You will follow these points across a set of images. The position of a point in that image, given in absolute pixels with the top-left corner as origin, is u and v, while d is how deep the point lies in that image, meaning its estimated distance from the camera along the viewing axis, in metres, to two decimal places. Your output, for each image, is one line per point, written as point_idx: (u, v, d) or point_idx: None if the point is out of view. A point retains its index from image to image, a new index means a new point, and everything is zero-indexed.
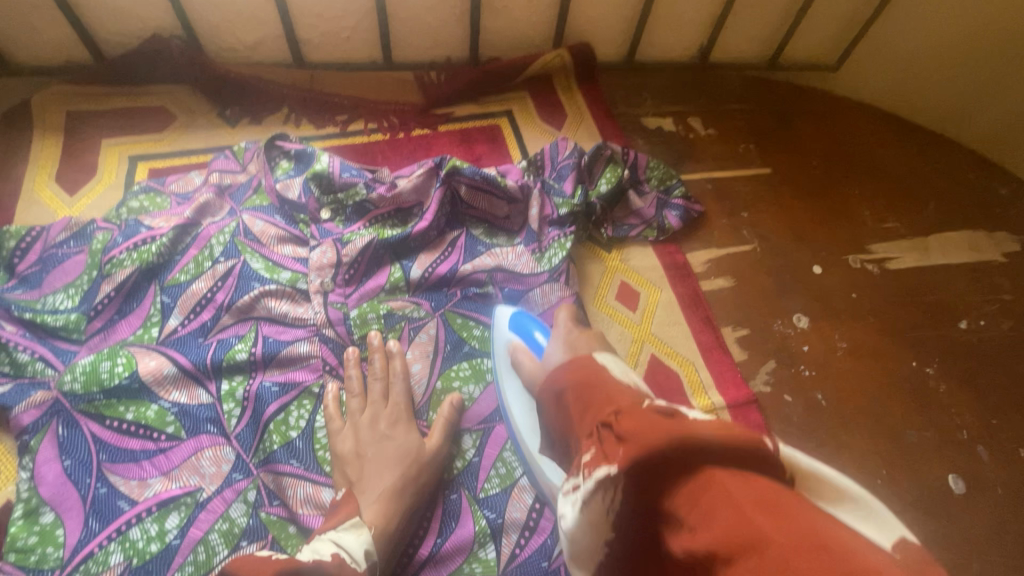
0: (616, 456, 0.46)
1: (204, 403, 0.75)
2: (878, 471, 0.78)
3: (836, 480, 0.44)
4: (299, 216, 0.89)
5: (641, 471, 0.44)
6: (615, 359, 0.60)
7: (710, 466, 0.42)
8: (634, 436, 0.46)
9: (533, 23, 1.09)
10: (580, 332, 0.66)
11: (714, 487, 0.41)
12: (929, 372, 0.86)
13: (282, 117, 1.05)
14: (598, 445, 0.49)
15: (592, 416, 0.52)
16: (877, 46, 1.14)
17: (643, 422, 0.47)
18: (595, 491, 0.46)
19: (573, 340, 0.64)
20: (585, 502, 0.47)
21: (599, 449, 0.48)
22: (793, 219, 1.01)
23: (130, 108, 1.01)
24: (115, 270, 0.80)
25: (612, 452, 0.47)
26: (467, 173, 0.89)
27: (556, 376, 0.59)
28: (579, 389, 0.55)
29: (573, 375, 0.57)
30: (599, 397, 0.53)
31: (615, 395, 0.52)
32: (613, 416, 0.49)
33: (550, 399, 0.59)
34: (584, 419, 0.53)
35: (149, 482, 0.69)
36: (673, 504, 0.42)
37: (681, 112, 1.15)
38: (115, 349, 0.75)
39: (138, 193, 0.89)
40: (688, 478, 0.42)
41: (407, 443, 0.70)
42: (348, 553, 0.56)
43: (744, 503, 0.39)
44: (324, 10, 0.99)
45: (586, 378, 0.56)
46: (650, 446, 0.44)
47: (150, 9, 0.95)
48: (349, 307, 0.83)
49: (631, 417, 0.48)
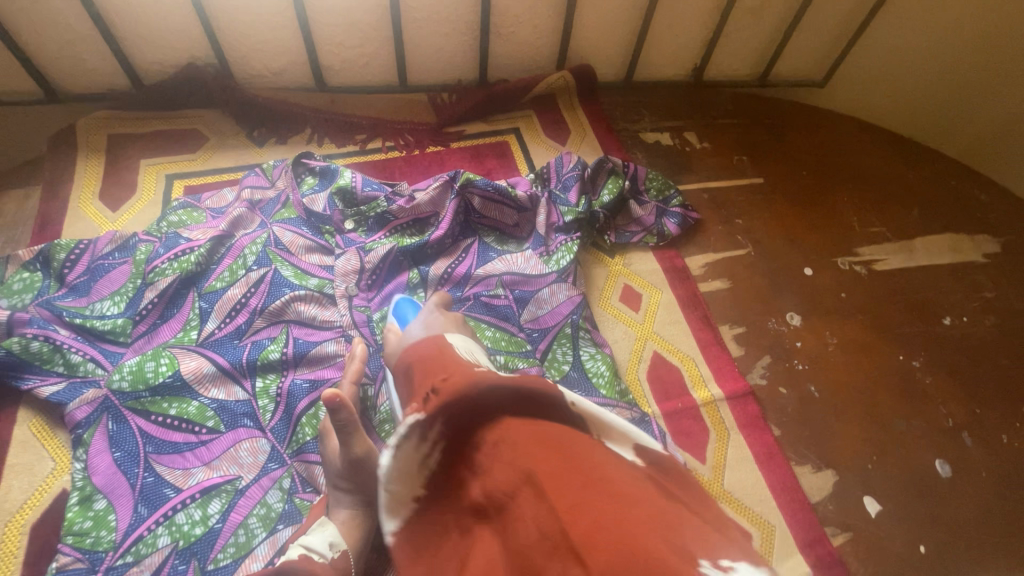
0: (429, 406, 0.46)
1: (241, 399, 0.81)
2: (869, 457, 0.83)
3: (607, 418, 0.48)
4: (324, 227, 0.96)
5: (455, 414, 0.45)
6: (462, 339, 0.64)
7: (507, 417, 0.44)
8: (445, 392, 0.47)
9: (538, 47, 1.17)
10: (442, 315, 0.71)
11: (506, 434, 0.43)
12: (916, 364, 0.92)
13: (305, 137, 1.13)
14: (421, 400, 0.48)
15: (426, 381, 0.52)
16: (859, 63, 1.22)
17: (462, 384, 0.47)
18: (411, 444, 0.46)
19: (432, 321, 0.68)
20: (396, 451, 0.46)
21: (421, 407, 0.47)
22: (785, 225, 1.08)
23: (166, 130, 1.09)
24: (158, 278, 0.87)
25: (424, 402, 0.47)
26: (479, 185, 0.96)
27: (412, 348, 0.60)
28: (422, 359, 0.56)
29: (420, 353, 0.58)
30: (434, 366, 0.54)
31: (450, 365, 0.52)
32: (440, 381, 0.49)
33: (401, 374, 0.59)
34: (419, 386, 0.53)
35: (192, 471, 0.75)
36: (480, 455, 0.43)
37: (678, 127, 1.22)
38: (159, 350, 0.82)
39: (177, 208, 0.96)
40: (497, 437, 0.43)
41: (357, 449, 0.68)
42: (314, 551, 0.62)
43: (531, 448, 0.41)
44: (346, 38, 1.08)
45: (428, 352, 0.57)
46: (458, 398, 0.46)
47: (187, 39, 1.04)
48: (371, 310, 0.90)
49: (452, 379, 0.48)
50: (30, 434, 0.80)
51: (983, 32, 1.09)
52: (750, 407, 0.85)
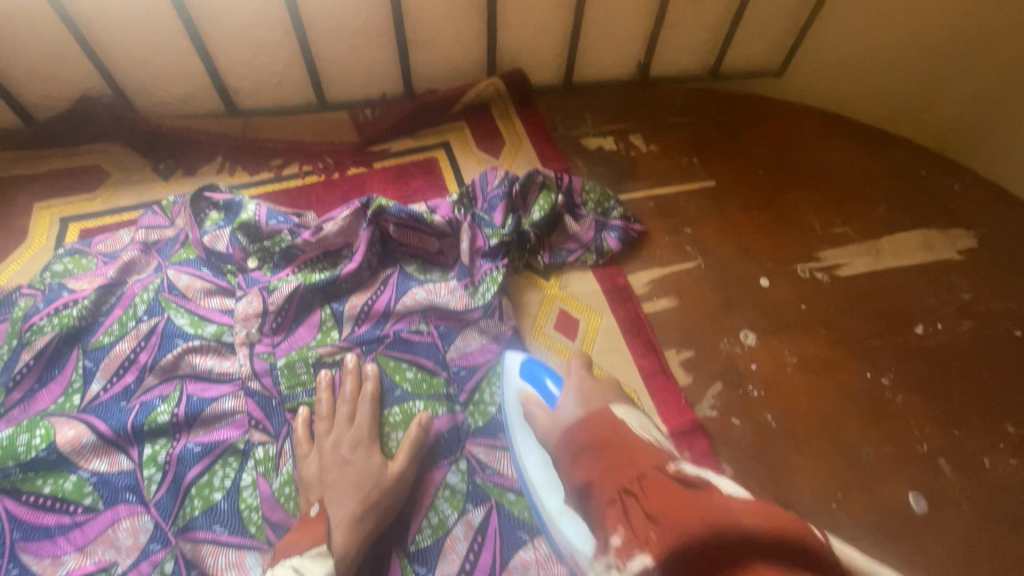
0: (653, 543, 0.49)
1: (125, 469, 0.72)
2: (833, 494, 0.74)
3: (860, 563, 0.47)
4: (226, 267, 0.88)
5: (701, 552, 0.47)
6: (627, 411, 0.67)
7: (755, 561, 0.45)
8: (666, 518, 0.50)
9: (465, 53, 1.08)
10: (592, 381, 0.72)
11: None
12: (885, 382, 0.83)
13: (216, 167, 1.04)
14: (625, 520, 0.53)
15: (614, 481, 0.56)
16: (818, 48, 1.13)
17: (673, 500, 0.52)
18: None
19: (588, 396, 0.69)
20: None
21: (627, 528, 0.52)
22: (737, 231, 0.99)
23: (63, 169, 1.01)
24: (35, 337, 0.78)
25: (645, 535, 0.50)
26: (392, 212, 0.87)
27: (574, 436, 0.64)
28: (601, 445, 0.61)
29: (593, 435, 0.63)
30: (621, 458, 0.58)
31: (638, 459, 0.57)
32: (635, 483, 0.55)
33: (568, 456, 0.63)
34: (607, 481, 0.57)
35: (63, 559, 0.67)
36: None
37: (622, 130, 1.13)
38: (35, 421, 0.73)
39: (63, 256, 0.87)
40: None
41: (373, 466, 0.69)
42: None
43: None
44: (250, 57, 0.99)
45: (604, 436, 0.62)
46: (687, 533, 0.48)
47: (74, 69, 0.95)
48: (276, 357, 0.81)
49: (652, 487, 0.54)
50: None
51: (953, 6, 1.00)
52: (698, 444, 0.76)
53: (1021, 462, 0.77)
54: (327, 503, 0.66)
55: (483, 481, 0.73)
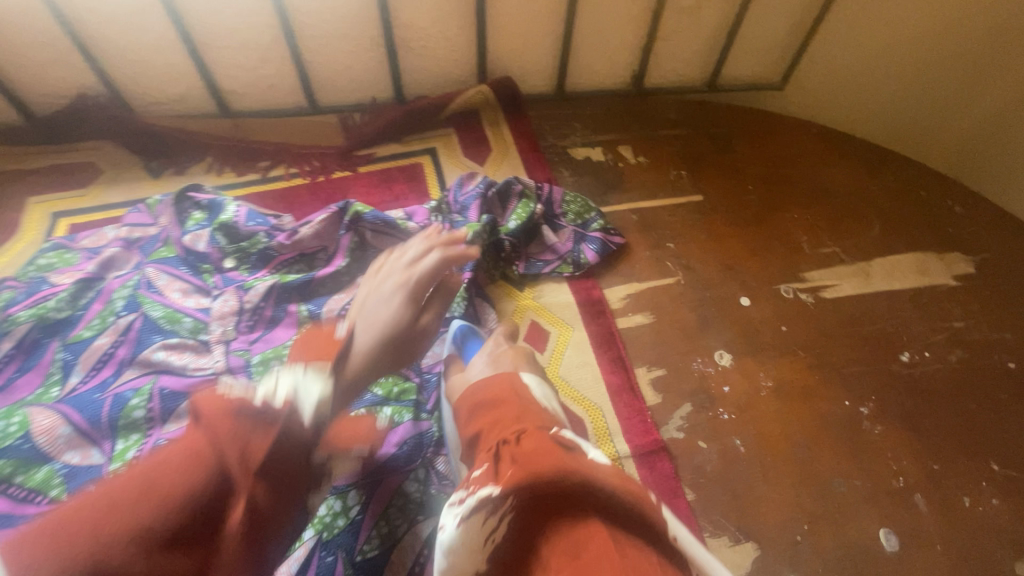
0: (504, 476, 0.44)
1: (95, 463, 0.73)
2: (799, 527, 0.71)
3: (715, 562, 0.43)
4: (203, 266, 0.89)
5: (533, 498, 0.41)
6: (538, 379, 0.60)
7: (595, 519, 0.38)
8: (525, 462, 0.44)
9: (454, 60, 1.08)
10: (510, 350, 0.65)
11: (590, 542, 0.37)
12: (863, 412, 0.79)
13: (205, 167, 1.06)
14: (492, 463, 0.47)
15: (496, 433, 0.51)
16: (821, 64, 1.10)
17: (541, 448, 0.45)
18: (480, 510, 0.44)
19: (500, 357, 0.63)
20: (466, 518, 0.45)
21: (490, 466, 0.47)
22: (721, 247, 0.96)
23: (59, 164, 1.04)
24: (14, 328, 0.80)
25: (503, 472, 0.45)
26: (368, 218, 0.88)
27: (477, 393, 0.58)
28: (494, 402, 0.55)
29: (489, 392, 0.57)
30: (508, 413, 0.52)
31: (526, 415, 0.51)
32: (512, 434, 0.49)
33: (467, 411, 0.57)
34: (490, 433, 0.51)
35: None
36: (548, 553, 0.38)
37: (611, 140, 1.12)
38: (13, 409, 0.75)
39: (47, 251, 0.89)
40: (575, 539, 0.38)
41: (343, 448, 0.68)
42: None
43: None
44: (241, 60, 1.01)
45: (501, 393, 0.55)
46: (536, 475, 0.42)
47: (71, 69, 0.98)
48: (251, 354, 0.82)
49: (530, 440, 0.47)
50: None
51: (965, 24, 0.96)
52: (661, 466, 0.74)
53: (1005, 504, 0.73)
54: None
55: (438, 492, 0.71)
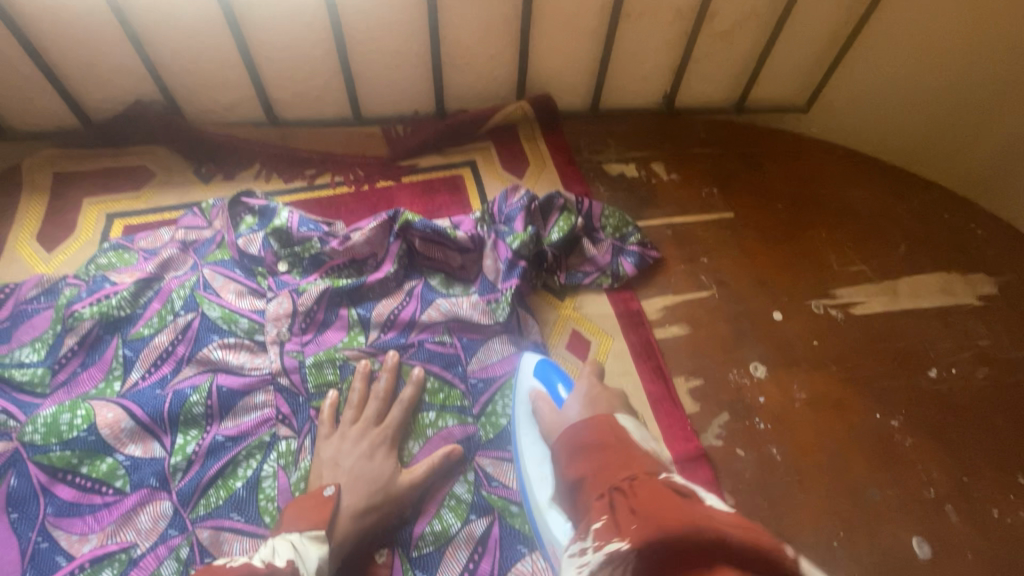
0: (628, 531, 0.47)
1: (156, 457, 0.76)
2: (835, 533, 0.74)
3: None
4: (257, 269, 0.92)
5: (663, 551, 0.45)
6: (632, 421, 0.64)
7: (724, 568, 0.42)
8: (647, 514, 0.48)
9: (496, 77, 1.12)
10: (602, 391, 0.69)
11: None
12: (894, 425, 0.82)
13: (253, 173, 1.09)
14: (610, 512, 0.52)
15: (607, 482, 0.55)
16: (846, 87, 1.15)
17: (659, 500, 0.50)
18: (607, 566, 0.47)
19: (594, 400, 0.67)
20: (593, 572, 0.47)
21: (611, 518, 0.51)
22: (753, 263, 1.00)
23: (113, 167, 1.07)
24: (77, 324, 0.83)
25: (626, 527, 0.48)
26: (418, 227, 0.91)
27: (577, 436, 0.63)
28: (597, 446, 0.60)
29: (591, 436, 0.61)
30: (618, 461, 0.57)
31: (635, 463, 0.56)
32: (626, 482, 0.54)
33: (569, 454, 0.62)
34: (602, 484, 0.56)
35: (88, 537, 0.71)
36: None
37: (644, 157, 1.16)
38: (77, 402, 0.78)
39: (108, 251, 0.93)
40: None
41: (387, 469, 0.73)
42: (301, 564, 0.58)
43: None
44: (294, 72, 1.05)
45: (604, 437, 0.60)
46: (664, 532, 0.46)
47: (131, 77, 1.02)
48: (305, 355, 0.85)
49: (644, 489, 0.52)
50: None
51: (990, 53, 1.02)
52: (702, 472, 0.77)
53: None
54: (340, 489, 0.70)
55: (489, 494, 0.75)
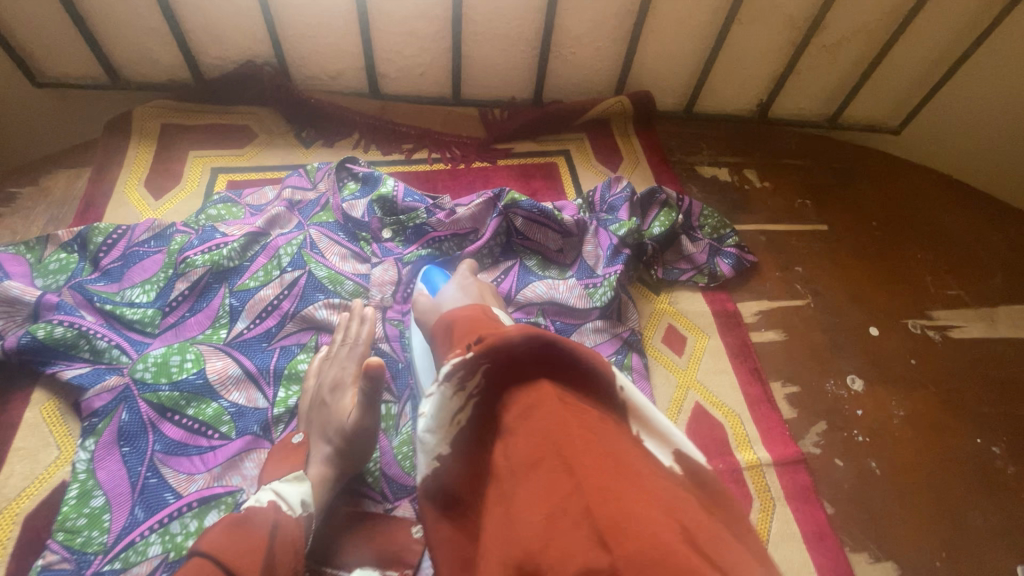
0: (472, 348, 0.47)
1: (260, 407, 0.77)
2: (937, 553, 0.73)
3: (658, 419, 0.46)
4: (361, 234, 0.93)
5: (495, 366, 0.46)
6: (504, 313, 0.68)
7: (546, 383, 0.45)
8: (491, 335, 0.48)
9: (598, 70, 1.13)
10: (476, 283, 0.77)
11: (537, 397, 0.43)
12: (995, 451, 0.81)
13: (352, 142, 1.11)
14: (464, 346, 0.50)
15: (472, 334, 0.52)
16: (946, 113, 1.15)
17: (502, 328, 0.50)
18: (452, 377, 0.47)
19: (468, 289, 0.74)
20: (442, 393, 0.47)
21: (463, 349, 0.49)
22: (849, 277, 0.99)
23: (218, 124, 1.09)
24: (189, 270, 0.84)
25: (470, 344, 0.48)
26: (524, 206, 0.91)
27: (450, 313, 0.60)
28: (466, 319, 0.56)
29: (461, 314, 0.59)
30: (477, 326, 0.54)
31: (490, 326, 0.53)
32: (471, 329, 0.50)
33: (440, 334, 0.59)
34: (462, 339, 0.53)
35: (195, 477, 0.71)
36: (509, 415, 0.44)
37: (737, 163, 1.15)
38: (185, 345, 0.79)
39: (217, 202, 0.94)
40: (531, 405, 0.43)
41: (342, 413, 0.71)
42: (283, 502, 0.60)
43: (554, 414, 0.42)
44: (403, 47, 1.06)
45: (472, 314, 0.57)
46: (501, 339, 0.46)
47: (249, 37, 1.04)
48: (404, 325, 0.86)
49: (499, 329, 0.49)
50: (40, 418, 0.75)
51: None
52: (801, 478, 0.76)
53: None
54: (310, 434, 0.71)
55: None
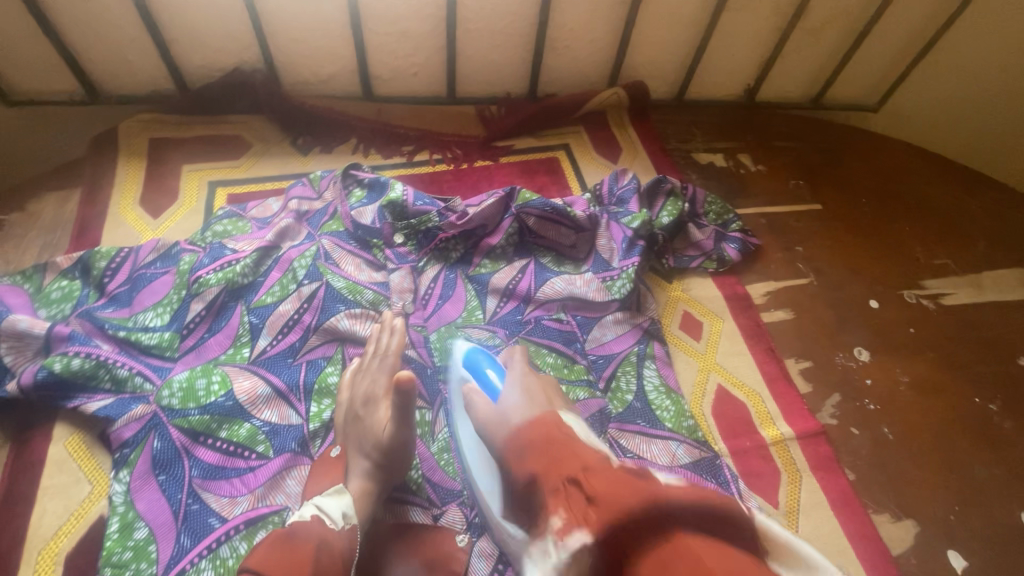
0: (590, 520, 0.48)
1: (293, 424, 0.76)
2: (951, 507, 0.78)
3: (807, 555, 0.47)
4: (373, 241, 0.92)
5: (609, 539, 0.46)
6: (574, 417, 0.62)
7: (682, 531, 0.45)
8: (607, 500, 0.48)
9: (592, 62, 1.14)
10: (536, 379, 0.69)
11: (679, 551, 0.43)
12: (993, 408, 0.87)
13: (351, 147, 1.09)
14: (568, 506, 0.50)
15: (554, 476, 0.52)
16: (920, 90, 1.21)
17: (613, 484, 0.50)
18: (576, 563, 0.47)
19: (532, 391, 0.65)
20: (562, 572, 0.48)
21: (568, 512, 0.49)
22: (846, 253, 1.04)
23: (210, 136, 1.06)
24: (203, 289, 0.82)
25: (585, 516, 0.48)
26: (536, 205, 0.92)
27: (518, 433, 0.59)
28: (541, 442, 0.56)
29: (531, 435, 0.58)
30: (558, 454, 0.54)
31: (571, 456, 0.54)
32: (580, 472, 0.51)
33: (511, 454, 0.58)
34: (546, 476, 0.53)
35: (238, 500, 0.70)
36: (641, 568, 0.43)
37: (731, 148, 1.19)
38: (210, 367, 0.78)
39: (222, 218, 0.92)
40: (669, 557, 0.43)
41: (379, 424, 0.70)
42: (327, 516, 0.59)
43: (710, 564, 0.42)
44: (398, 48, 1.05)
45: (543, 434, 0.57)
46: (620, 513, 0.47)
47: (237, 44, 1.00)
48: (428, 331, 0.86)
49: (598, 478, 0.51)
50: (66, 454, 0.74)
51: None
52: (823, 448, 0.81)
53: None
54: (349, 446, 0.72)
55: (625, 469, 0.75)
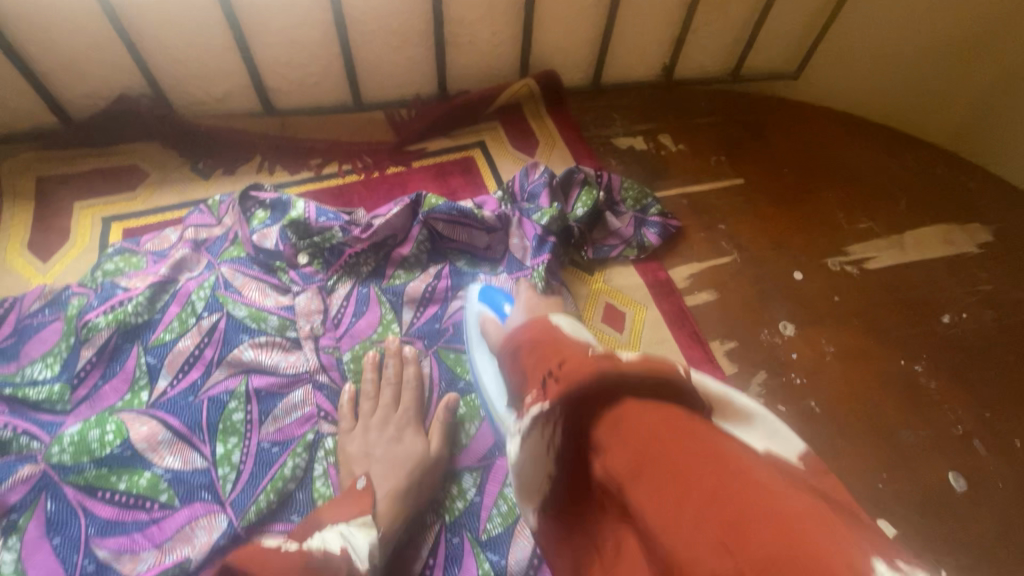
0: (551, 393, 0.54)
1: (199, 467, 0.72)
2: (879, 475, 0.78)
3: (737, 402, 0.51)
4: (275, 263, 0.88)
5: (570, 400, 0.51)
6: (570, 320, 0.64)
7: (629, 399, 0.48)
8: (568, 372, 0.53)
9: (498, 55, 1.10)
10: (541, 301, 0.74)
11: (628, 414, 0.47)
12: (918, 369, 0.87)
13: (255, 166, 1.04)
14: (540, 387, 0.56)
15: (543, 365, 0.57)
16: (835, 53, 1.19)
17: (580, 365, 0.53)
18: (538, 427, 0.53)
19: (533, 307, 0.71)
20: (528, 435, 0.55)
21: (545, 396, 0.54)
22: (769, 226, 1.03)
23: (101, 168, 1.00)
24: (93, 334, 0.78)
25: (550, 390, 0.54)
26: (442, 209, 0.89)
27: (514, 337, 0.65)
28: (533, 342, 0.61)
29: (530, 335, 0.62)
30: (549, 349, 0.59)
31: (563, 347, 0.58)
32: (557, 367, 0.55)
33: (509, 355, 0.64)
34: (535, 369, 0.58)
35: (141, 556, 0.67)
36: (601, 433, 0.48)
37: (651, 129, 1.17)
38: (104, 416, 0.73)
39: (113, 255, 0.87)
40: (617, 420, 0.47)
41: (416, 449, 0.72)
42: (354, 551, 0.57)
43: (659, 434, 0.44)
44: (289, 58, 1.00)
45: (538, 334, 0.61)
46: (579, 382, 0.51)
47: (115, 69, 0.95)
48: (341, 351, 0.83)
49: (572, 362, 0.54)
50: None
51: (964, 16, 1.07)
52: None
53: None
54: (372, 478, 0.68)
55: None
